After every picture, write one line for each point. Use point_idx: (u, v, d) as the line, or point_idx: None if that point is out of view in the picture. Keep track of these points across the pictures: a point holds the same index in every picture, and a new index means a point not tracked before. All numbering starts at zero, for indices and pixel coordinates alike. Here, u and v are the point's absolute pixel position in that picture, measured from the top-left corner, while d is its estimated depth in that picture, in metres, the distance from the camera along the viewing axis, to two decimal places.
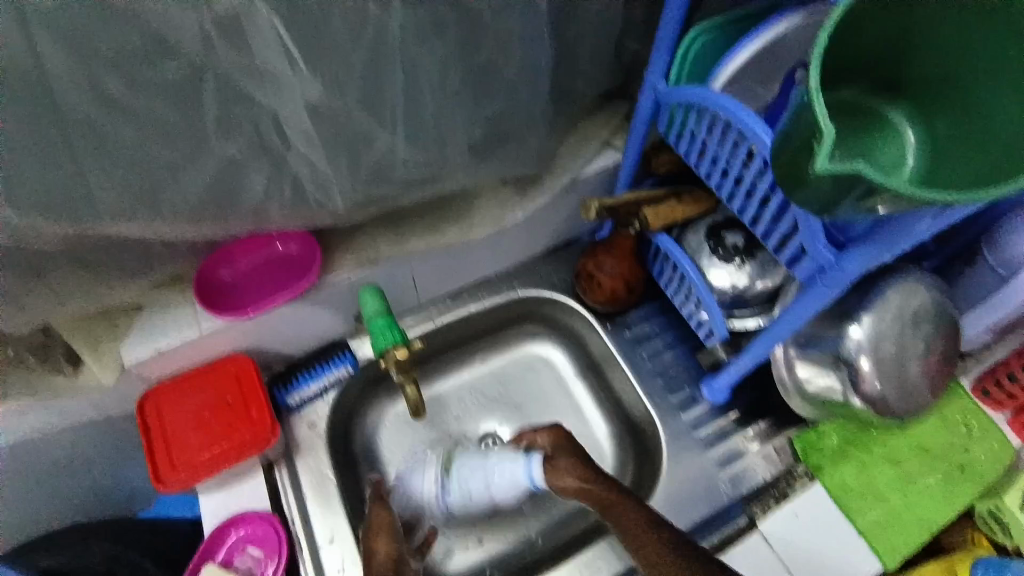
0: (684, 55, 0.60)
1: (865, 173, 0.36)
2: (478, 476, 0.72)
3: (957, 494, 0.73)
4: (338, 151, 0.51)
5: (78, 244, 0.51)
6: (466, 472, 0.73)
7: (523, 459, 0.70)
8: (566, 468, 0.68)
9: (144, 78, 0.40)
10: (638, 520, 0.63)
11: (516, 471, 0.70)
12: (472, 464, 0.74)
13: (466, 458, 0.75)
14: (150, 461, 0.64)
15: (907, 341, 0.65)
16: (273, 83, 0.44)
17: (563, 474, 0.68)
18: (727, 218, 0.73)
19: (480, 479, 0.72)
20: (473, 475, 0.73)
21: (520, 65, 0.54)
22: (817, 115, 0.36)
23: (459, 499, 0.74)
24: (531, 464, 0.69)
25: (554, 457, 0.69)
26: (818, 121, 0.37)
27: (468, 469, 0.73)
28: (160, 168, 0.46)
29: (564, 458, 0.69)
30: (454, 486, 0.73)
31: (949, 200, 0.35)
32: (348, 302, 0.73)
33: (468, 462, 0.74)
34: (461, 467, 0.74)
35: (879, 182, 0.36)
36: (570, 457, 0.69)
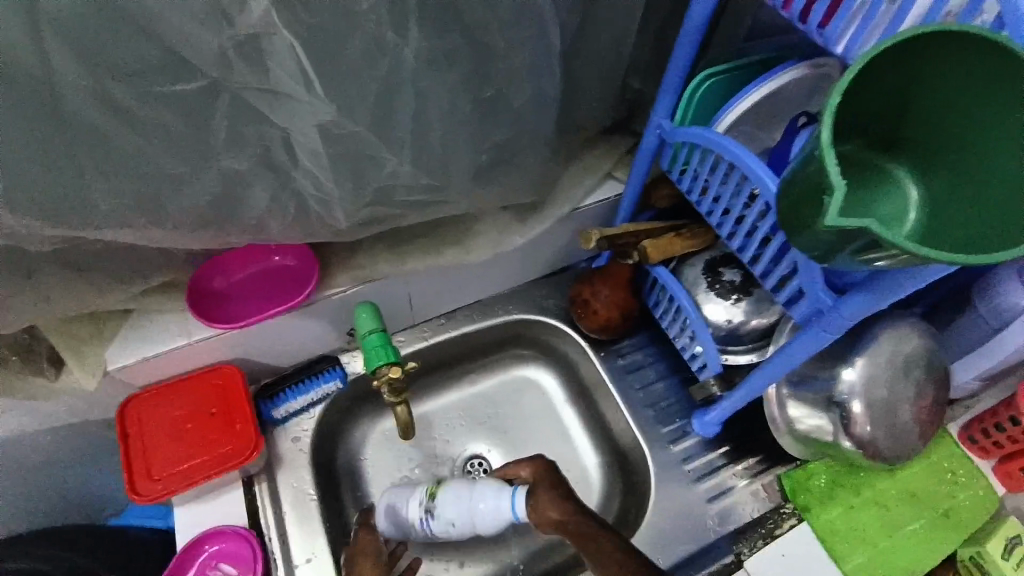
0: (691, 96, 0.62)
1: (870, 227, 0.36)
2: (460, 509, 0.69)
3: (943, 541, 0.73)
4: (344, 170, 0.51)
5: (72, 246, 0.50)
6: (447, 507, 0.69)
7: (507, 492, 0.67)
8: (548, 501, 0.65)
9: (156, 90, 0.40)
10: (620, 561, 0.62)
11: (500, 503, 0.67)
12: (453, 499, 0.69)
13: (448, 489, 0.71)
14: (127, 469, 0.62)
15: (899, 386, 0.65)
16: (285, 102, 0.44)
17: (546, 508, 0.64)
18: (725, 253, 0.74)
19: (462, 512, 0.69)
20: (456, 504, 0.69)
21: (530, 96, 0.54)
22: (826, 169, 0.37)
23: (444, 530, 0.70)
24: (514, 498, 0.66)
25: (536, 491, 0.66)
26: (827, 174, 0.37)
27: (449, 505, 0.69)
28: (162, 177, 0.45)
29: (546, 490, 0.66)
30: (437, 522, 0.70)
31: (952, 259, 0.35)
32: (341, 318, 0.72)
33: (448, 499, 0.69)
34: (443, 504, 0.70)
35: (884, 237, 0.36)
36: (553, 492, 0.65)
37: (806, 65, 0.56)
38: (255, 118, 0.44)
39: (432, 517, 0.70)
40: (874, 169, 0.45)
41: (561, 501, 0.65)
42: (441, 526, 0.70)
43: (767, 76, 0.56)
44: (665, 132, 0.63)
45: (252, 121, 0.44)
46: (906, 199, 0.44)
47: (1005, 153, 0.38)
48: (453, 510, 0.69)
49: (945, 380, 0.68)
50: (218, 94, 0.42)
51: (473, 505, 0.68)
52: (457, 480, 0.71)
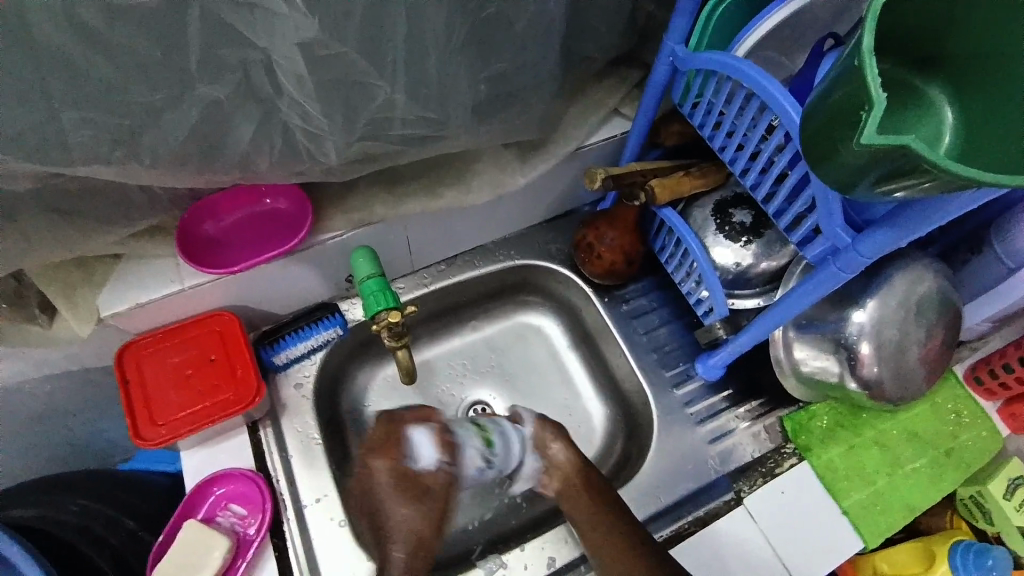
0: (708, 18, 0.57)
1: (914, 147, 0.33)
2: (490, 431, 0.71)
3: (943, 478, 0.74)
4: (333, 100, 0.47)
5: (51, 186, 0.48)
6: (469, 431, 0.70)
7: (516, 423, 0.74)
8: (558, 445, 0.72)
9: (119, 6, 0.36)
10: (601, 511, 0.66)
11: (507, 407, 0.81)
12: (475, 427, 0.71)
13: (500, 429, 0.72)
14: (128, 415, 0.62)
15: (910, 328, 0.64)
16: (263, 16, 0.39)
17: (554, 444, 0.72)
18: (736, 194, 0.71)
19: (485, 434, 0.70)
20: (502, 440, 0.71)
21: (531, 19, 0.50)
22: (868, 82, 0.33)
23: (466, 468, 0.69)
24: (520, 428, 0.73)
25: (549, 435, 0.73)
26: (868, 88, 0.34)
27: (470, 430, 0.70)
28: (139, 109, 0.42)
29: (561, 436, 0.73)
30: (463, 454, 0.69)
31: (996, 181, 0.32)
32: (337, 264, 0.71)
33: (469, 428, 0.71)
34: (466, 432, 0.70)
35: (928, 158, 0.33)
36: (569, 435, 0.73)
37: None
38: (232, 37, 0.40)
39: (492, 453, 0.70)
40: (908, 91, 0.42)
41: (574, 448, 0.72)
42: (467, 461, 0.69)
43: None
44: (679, 59, 0.58)
45: (230, 42, 0.40)
46: (941, 122, 0.40)
47: None
48: (478, 433, 0.70)
49: (955, 323, 0.67)
50: (187, 6, 0.38)
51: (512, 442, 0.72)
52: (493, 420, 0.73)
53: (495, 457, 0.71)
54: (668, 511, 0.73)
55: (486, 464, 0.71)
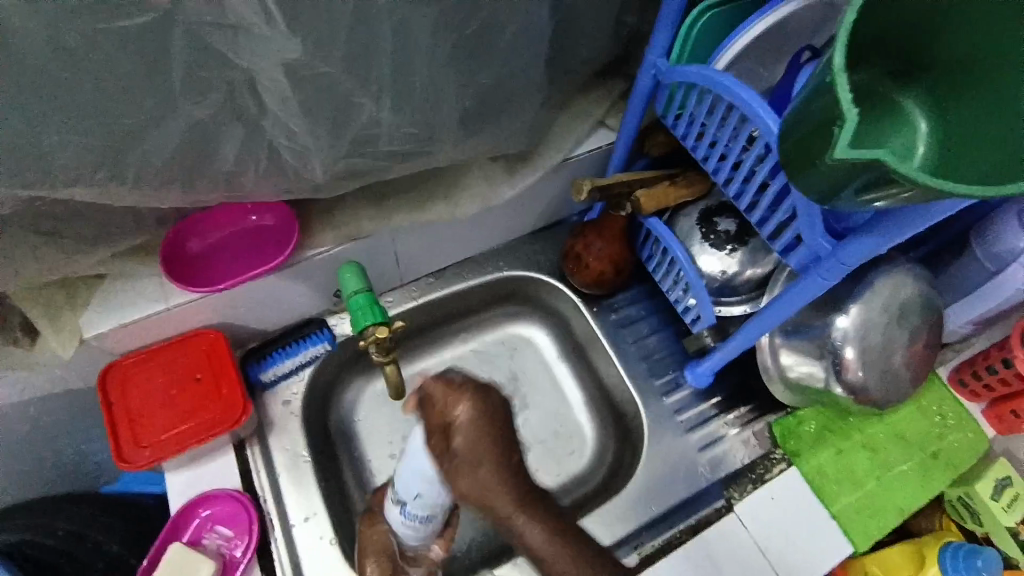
0: (688, 32, 0.58)
1: (885, 161, 0.34)
2: (414, 479, 0.56)
3: (931, 480, 0.75)
4: (318, 118, 0.47)
5: (32, 207, 0.47)
6: (404, 480, 0.58)
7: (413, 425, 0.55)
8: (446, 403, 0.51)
9: (101, 29, 0.36)
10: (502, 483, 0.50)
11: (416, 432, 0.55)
12: (405, 476, 0.58)
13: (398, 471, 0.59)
14: (112, 438, 0.61)
15: (893, 332, 0.65)
16: (247, 38, 0.39)
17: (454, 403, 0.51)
18: (720, 202, 0.72)
19: (413, 481, 0.57)
20: (401, 477, 0.58)
21: (514, 35, 0.50)
22: (841, 98, 0.34)
23: (426, 510, 0.59)
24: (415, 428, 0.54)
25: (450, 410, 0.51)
26: (841, 104, 0.35)
27: (403, 480, 0.57)
28: (122, 130, 0.42)
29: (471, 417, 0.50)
30: (412, 504, 0.59)
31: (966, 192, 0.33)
32: (325, 279, 0.70)
33: (403, 478, 0.58)
34: (400, 485, 0.58)
35: (899, 171, 0.34)
36: (469, 417, 0.50)
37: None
38: (216, 58, 0.40)
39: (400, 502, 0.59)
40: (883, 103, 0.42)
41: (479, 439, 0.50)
42: (419, 508, 0.59)
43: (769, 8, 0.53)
44: (660, 72, 0.59)
45: (214, 63, 0.41)
46: (915, 134, 0.41)
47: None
48: (407, 478, 0.58)
49: (939, 326, 0.68)
50: (171, 29, 0.38)
51: (415, 465, 0.55)
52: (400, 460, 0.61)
53: (423, 494, 0.57)
54: (661, 522, 0.73)
55: (422, 505, 0.58)
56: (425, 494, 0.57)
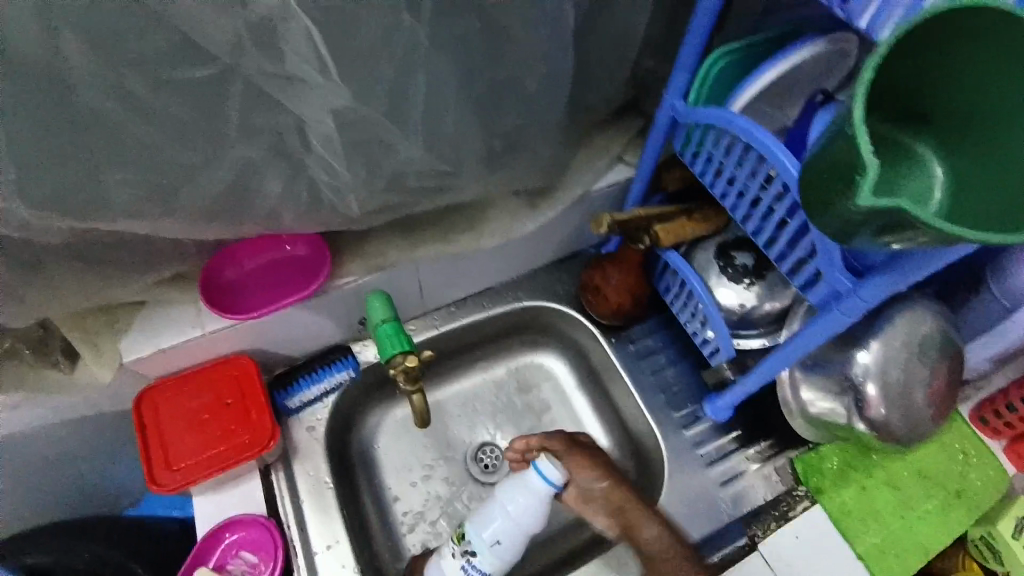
0: (704, 77, 0.61)
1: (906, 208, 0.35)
2: (498, 521, 0.61)
3: (954, 519, 0.73)
4: (357, 157, 0.50)
5: (86, 238, 0.50)
6: (481, 530, 0.62)
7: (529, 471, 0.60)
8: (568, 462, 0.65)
9: (167, 77, 0.39)
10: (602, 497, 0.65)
11: (527, 483, 0.60)
12: (487, 519, 0.62)
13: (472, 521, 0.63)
14: (144, 460, 0.63)
15: (914, 367, 0.65)
16: (297, 85, 0.43)
17: (555, 443, 0.68)
18: (737, 238, 0.74)
19: (496, 526, 0.61)
20: (484, 523, 0.62)
21: (542, 80, 0.53)
22: (860, 147, 0.36)
23: (493, 563, 0.63)
24: (541, 472, 0.59)
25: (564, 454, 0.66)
26: (861, 153, 0.37)
27: (481, 526, 0.62)
28: (178, 169, 0.45)
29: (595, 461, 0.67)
30: (483, 558, 0.63)
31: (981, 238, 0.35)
32: (351, 307, 0.72)
33: (480, 522, 0.62)
34: (475, 531, 0.62)
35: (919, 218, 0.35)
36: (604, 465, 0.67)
37: (821, 42, 0.55)
38: (267, 104, 0.43)
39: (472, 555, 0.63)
40: (897, 149, 0.45)
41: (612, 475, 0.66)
42: (489, 560, 0.63)
43: (782, 54, 0.56)
44: (678, 113, 0.62)
45: (264, 108, 0.44)
46: (931, 180, 0.43)
47: None
48: (489, 527, 0.62)
49: (958, 362, 0.68)
50: (229, 78, 0.41)
51: (506, 513, 0.61)
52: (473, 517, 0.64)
53: (503, 543, 0.62)
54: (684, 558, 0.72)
55: (495, 557, 0.62)
56: (506, 540, 0.61)
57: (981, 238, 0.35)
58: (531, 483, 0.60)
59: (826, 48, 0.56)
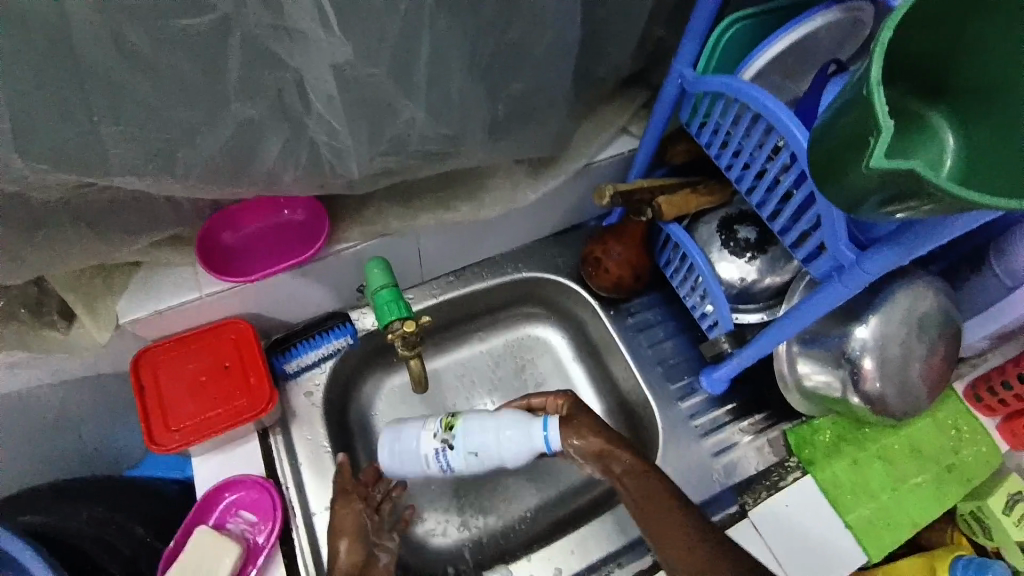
0: (715, 43, 0.59)
1: (920, 172, 0.34)
2: (487, 434, 0.65)
3: (944, 493, 0.75)
4: (359, 120, 0.49)
5: (83, 196, 0.49)
6: (472, 429, 0.66)
7: (537, 419, 0.65)
8: (582, 426, 0.65)
9: (166, 29, 0.38)
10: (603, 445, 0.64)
11: (529, 434, 0.64)
12: (478, 427, 0.66)
13: (468, 420, 0.67)
14: (144, 422, 0.63)
15: (912, 343, 0.65)
16: (300, 41, 0.41)
17: (553, 398, 0.70)
18: (740, 211, 0.73)
19: (485, 443, 0.65)
20: (477, 429, 0.65)
21: (551, 44, 0.52)
22: (875, 111, 0.35)
23: (464, 463, 0.66)
24: (546, 424, 0.64)
25: (573, 417, 0.66)
26: (875, 117, 0.36)
27: (474, 427, 0.66)
28: (177, 127, 0.44)
29: (581, 418, 0.66)
30: (456, 455, 0.66)
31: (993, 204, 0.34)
32: (350, 275, 0.72)
33: (472, 426, 0.66)
34: (465, 432, 0.65)
35: (932, 182, 0.34)
36: (586, 425, 0.65)
37: (839, 9, 0.54)
38: (269, 60, 0.42)
39: (450, 446, 0.66)
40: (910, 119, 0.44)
41: (593, 433, 0.64)
42: (461, 461, 0.66)
43: (797, 20, 0.54)
44: (687, 81, 0.61)
45: (266, 65, 0.42)
46: (943, 146, 0.42)
47: None
48: (478, 431, 0.65)
49: (956, 340, 0.68)
50: (230, 31, 0.39)
51: (495, 440, 0.64)
52: (477, 411, 0.68)
53: (478, 454, 0.65)
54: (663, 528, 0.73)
55: (468, 455, 0.66)
56: (484, 451, 0.65)
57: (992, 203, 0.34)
58: (533, 433, 0.64)
59: (843, 16, 0.54)
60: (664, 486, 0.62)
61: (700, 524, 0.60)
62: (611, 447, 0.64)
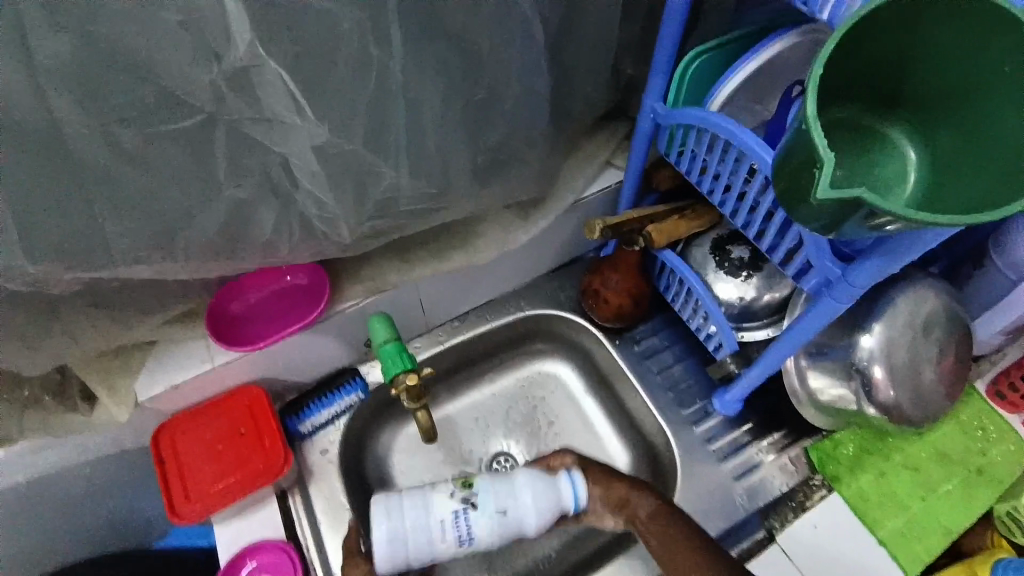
0: (681, 77, 0.61)
1: (866, 199, 0.35)
2: (511, 490, 0.63)
3: (976, 498, 0.72)
4: (344, 189, 0.52)
5: (93, 285, 0.52)
6: (495, 490, 0.63)
7: (561, 476, 0.64)
8: (599, 476, 0.66)
9: (155, 129, 0.41)
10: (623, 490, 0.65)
11: (556, 489, 0.64)
12: (501, 487, 0.64)
13: (485, 481, 0.64)
14: (166, 494, 0.65)
15: (920, 347, 0.65)
16: (279, 126, 0.44)
17: (564, 453, 0.68)
18: (732, 231, 0.74)
19: (513, 500, 0.63)
20: (500, 491, 0.63)
21: (518, 96, 0.55)
22: (815, 142, 0.36)
23: (486, 529, 0.62)
24: (572, 479, 0.64)
25: (589, 468, 0.66)
26: (816, 148, 0.37)
27: (494, 485, 0.64)
28: (173, 214, 0.46)
29: (599, 470, 0.67)
30: (480, 514, 0.62)
31: (947, 222, 0.35)
32: (355, 331, 0.74)
33: (494, 485, 0.64)
34: (487, 489, 0.63)
35: (880, 206, 0.35)
36: (606, 475, 0.66)
37: (795, 33, 0.55)
38: (252, 144, 0.45)
39: (471, 506, 0.62)
40: (873, 135, 0.45)
41: (614, 481, 0.65)
42: (483, 525, 0.62)
43: (758, 47, 0.56)
44: (659, 116, 0.63)
45: (250, 148, 0.45)
46: (905, 162, 0.44)
47: (997, 109, 0.38)
48: (502, 494, 0.63)
49: (966, 339, 0.67)
50: (215, 124, 0.43)
51: (520, 498, 0.63)
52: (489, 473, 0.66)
53: (505, 514, 0.62)
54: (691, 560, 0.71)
55: (490, 521, 0.62)
56: (511, 513, 0.62)
57: (944, 223, 0.35)
58: (558, 488, 0.64)
59: (800, 39, 0.56)
60: (683, 530, 0.61)
61: (721, 560, 0.59)
62: (633, 495, 0.65)
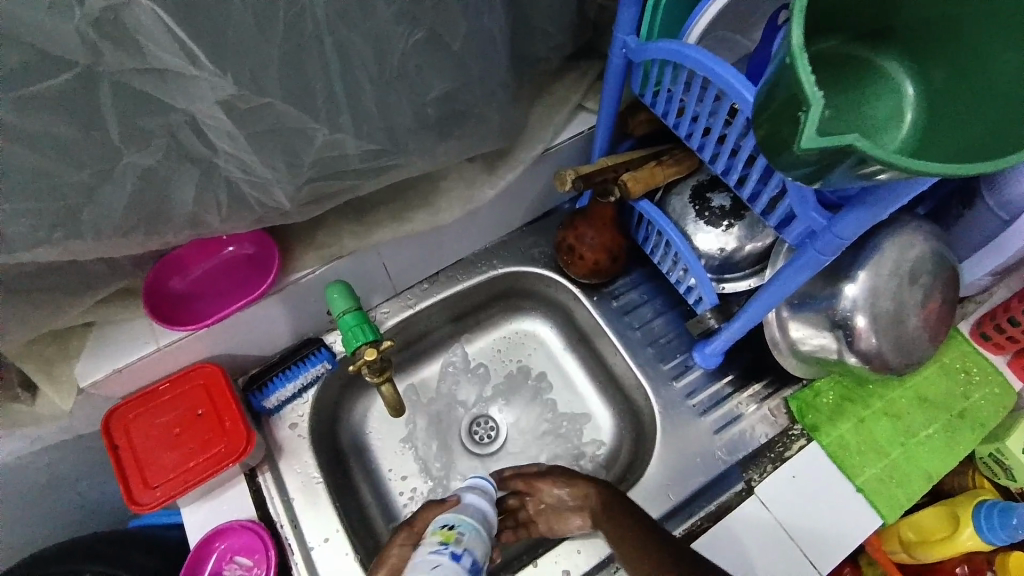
0: (655, 5, 0.54)
1: (857, 147, 0.31)
2: None
3: (958, 442, 0.72)
4: (273, 148, 0.46)
5: (3, 275, 0.47)
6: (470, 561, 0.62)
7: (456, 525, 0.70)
8: (560, 479, 0.66)
9: (25, 94, 0.34)
10: (584, 495, 0.65)
11: None
12: None
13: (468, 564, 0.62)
14: (122, 481, 0.62)
15: (905, 295, 0.62)
16: (177, 81, 0.38)
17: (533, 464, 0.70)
18: (712, 177, 0.69)
19: None
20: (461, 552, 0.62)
21: (466, 36, 0.48)
22: (801, 79, 0.31)
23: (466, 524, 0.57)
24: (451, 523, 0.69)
25: (551, 472, 0.67)
26: (801, 86, 0.32)
27: None
28: (73, 190, 0.41)
29: (564, 472, 0.67)
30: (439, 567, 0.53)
31: (943, 172, 0.31)
32: (314, 300, 0.69)
33: None
34: None
35: (870, 154, 0.31)
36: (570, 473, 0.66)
37: None
38: (149, 103, 0.39)
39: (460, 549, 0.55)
40: (865, 67, 0.39)
41: (576, 479, 0.65)
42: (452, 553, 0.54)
43: None
44: (631, 51, 0.56)
45: (148, 109, 0.39)
46: (900, 98, 0.38)
47: (1005, 34, 0.33)
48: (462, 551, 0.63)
49: (953, 284, 0.65)
50: (97, 84, 0.36)
51: None
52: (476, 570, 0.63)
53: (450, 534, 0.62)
54: (670, 516, 0.71)
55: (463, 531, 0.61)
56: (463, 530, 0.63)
57: (942, 171, 0.31)
58: None
59: None
60: (647, 533, 0.59)
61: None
62: (592, 488, 0.64)
